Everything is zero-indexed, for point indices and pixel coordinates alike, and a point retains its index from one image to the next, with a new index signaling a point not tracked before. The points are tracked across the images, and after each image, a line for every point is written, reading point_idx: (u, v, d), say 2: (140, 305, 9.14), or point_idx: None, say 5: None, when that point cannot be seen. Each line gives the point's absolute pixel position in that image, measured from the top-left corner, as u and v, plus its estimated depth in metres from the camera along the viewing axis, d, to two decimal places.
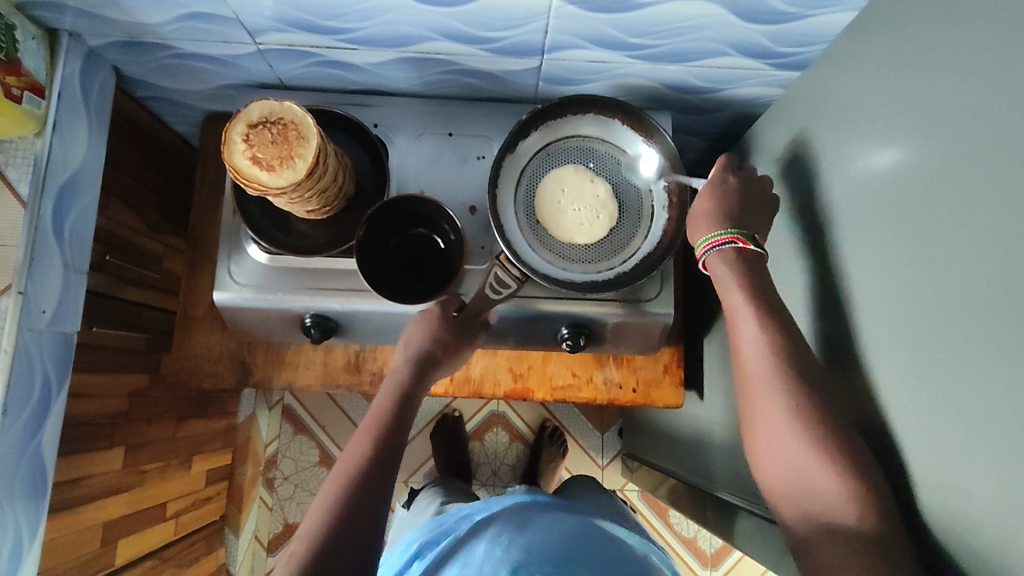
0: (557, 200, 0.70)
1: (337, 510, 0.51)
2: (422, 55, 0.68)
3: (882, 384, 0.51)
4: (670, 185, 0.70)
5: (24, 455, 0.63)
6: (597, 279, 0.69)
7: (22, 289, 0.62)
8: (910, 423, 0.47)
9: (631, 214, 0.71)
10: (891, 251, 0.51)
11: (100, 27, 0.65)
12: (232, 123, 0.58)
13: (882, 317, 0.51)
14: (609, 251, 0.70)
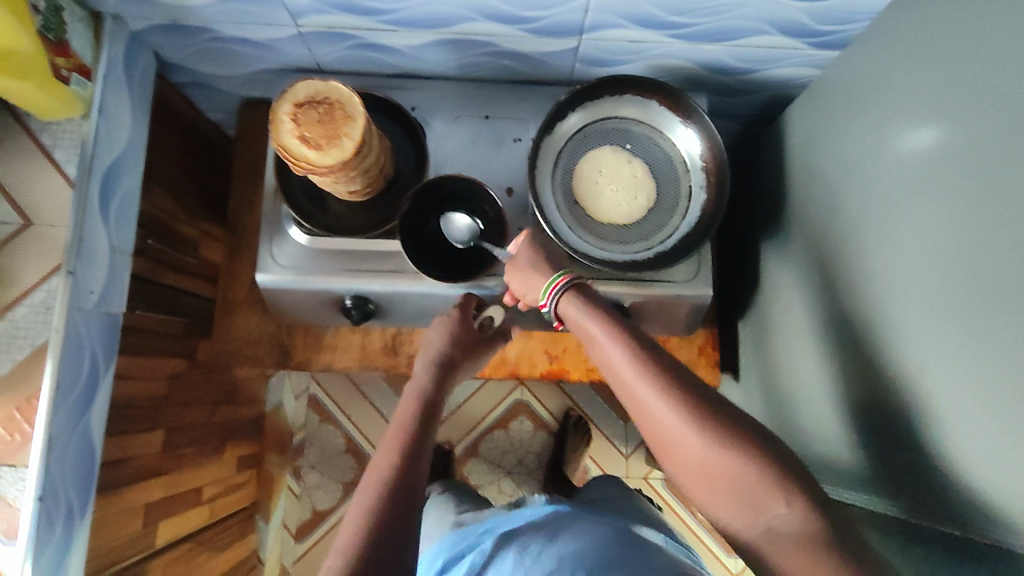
0: (595, 182, 0.70)
1: (376, 512, 0.52)
2: (461, 36, 0.68)
3: (929, 358, 0.50)
4: (709, 164, 0.69)
5: (73, 433, 0.64)
6: (636, 260, 0.69)
7: (71, 269, 0.63)
8: (961, 398, 0.47)
9: (670, 193, 0.71)
10: (937, 225, 0.50)
11: (144, 11, 0.65)
12: (279, 103, 0.59)
13: (927, 292, 0.51)
14: (649, 232, 0.70)
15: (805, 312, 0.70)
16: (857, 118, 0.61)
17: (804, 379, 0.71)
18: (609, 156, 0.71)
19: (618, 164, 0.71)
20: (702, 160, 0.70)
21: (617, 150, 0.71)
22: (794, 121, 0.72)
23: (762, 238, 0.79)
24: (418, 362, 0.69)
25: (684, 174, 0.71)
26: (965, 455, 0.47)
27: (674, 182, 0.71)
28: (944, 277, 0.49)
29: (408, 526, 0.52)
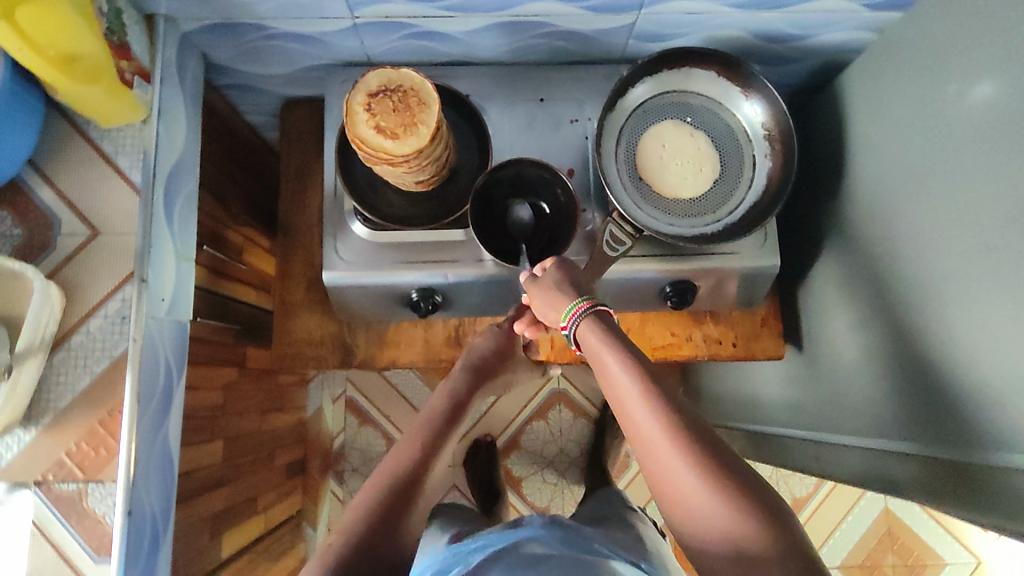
0: (659, 157, 0.71)
1: (383, 493, 0.55)
2: (518, 18, 0.68)
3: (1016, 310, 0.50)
4: (772, 133, 0.70)
5: (153, 444, 0.62)
6: (705, 232, 0.69)
7: (144, 278, 0.61)
8: None
9: (734, 164, 0.71)
10: (1014, 178, 0.50)
11: (196, 9, 0.64)
12: (353, 94, 0.58)
13: (1010, 244, 0.51)
14: (713, 204, 0.70)
15: (865, 276, 0.70)
16: (917, 78, 0.62)
17: (864, 342, 0.71)
18: (672, 131, 0.71)
19: (683, 138, 0.71)
20: (765, 129, 0.70)
21: (680, 125, 0.71)
22: (852, 86, 0.72)
23: (818, 206, 0.79)
24: (457, 361, 0.76)
25: (746, 144, 0.71)
26: None
27: (737, 152, 0.71)
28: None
29: (405, 513, 0.54)
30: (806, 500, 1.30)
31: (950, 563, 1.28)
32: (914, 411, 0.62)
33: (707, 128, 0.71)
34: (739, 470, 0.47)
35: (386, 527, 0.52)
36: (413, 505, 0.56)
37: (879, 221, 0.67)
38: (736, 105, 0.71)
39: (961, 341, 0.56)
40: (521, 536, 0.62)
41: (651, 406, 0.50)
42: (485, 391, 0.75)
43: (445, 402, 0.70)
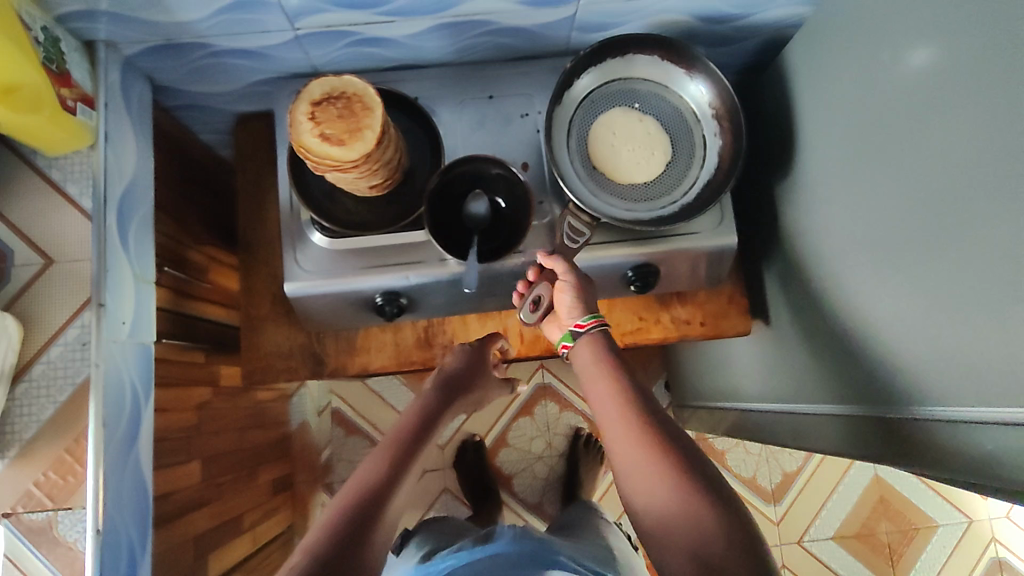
0: (608, 145, 0.71)
1: (349, 508, 0.61)
2: (459, 18, 0.68)
3: (952, 268, 0.51)
4: (719, 111, 0.71)
5: (125, 466, 0.63)
6: (669, 212, 0.70)
7: (101, 302, 0.62)
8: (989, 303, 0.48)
9: (685, 143, 0.72)
10: (942, 139, 0.51)
11: (136, 32, 0.64)
12: (297, 103, 0.58)
13: (945, 204, 0.52)
14: (671, 184, 0.71)
15: (821, 246, 0.71)
16: (850, 49, 0.62)
17: (825, 311, 0.72)
18: (619, 117, 0.71)
19: (632, 123, 0.72)
20: (712, 106, 0.71)
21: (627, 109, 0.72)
22: (794, 61, 0.73)
23: (773, 182, 0.80)
24: (430, 376, 0.80)
25: (693, 122, 0.72)
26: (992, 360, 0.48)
27: (686, 131, 0.72)
28: (957, 189, 0.50)
29: (374, 524, 0.60)
30: (796, 475, 1.31)
31: (942, 525, 1.29)
32: (872, 374, 0.64)
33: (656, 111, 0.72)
34: (707, 485, 0.53)
35: (355, 534, 0.58)
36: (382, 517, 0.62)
37: (828, 191, 0.68)
38: (678, 84, 0.72)
39: (908, 302, 0.57)
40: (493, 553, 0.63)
41: (632, 428, 0.57)
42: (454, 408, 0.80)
43: (412, 421, 0.75)
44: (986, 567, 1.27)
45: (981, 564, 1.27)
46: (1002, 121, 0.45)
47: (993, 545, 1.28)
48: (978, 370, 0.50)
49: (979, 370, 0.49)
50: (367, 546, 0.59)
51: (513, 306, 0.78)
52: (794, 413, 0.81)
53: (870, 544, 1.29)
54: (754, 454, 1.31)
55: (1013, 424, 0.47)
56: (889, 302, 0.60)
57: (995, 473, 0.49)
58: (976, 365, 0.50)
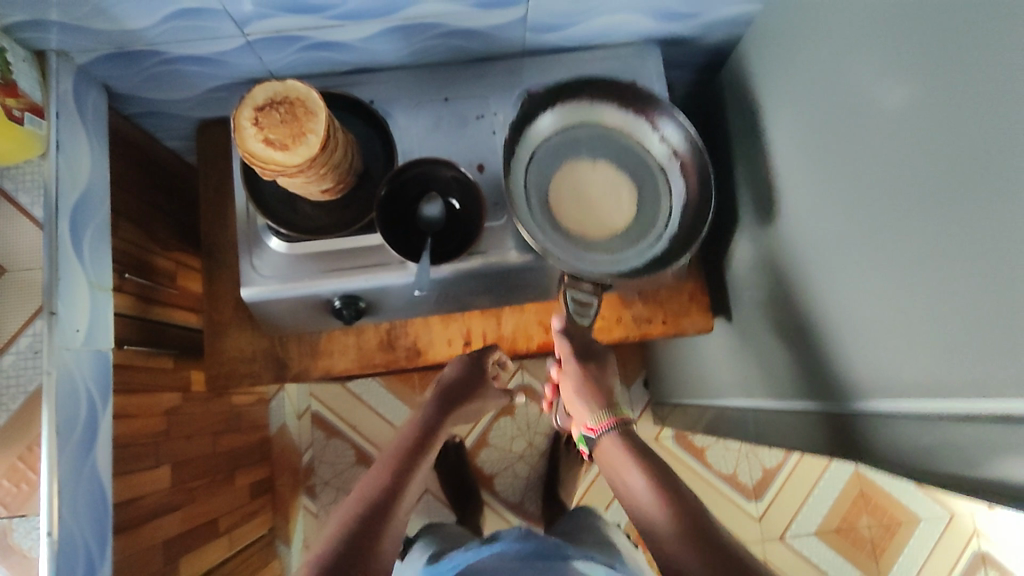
0: (569, 198, 0.71)
1: (353, 516, 0.62)
2: (409, 21, 0.68)
3: (897, 263, 0.51)
4: (685, 161, 0.70)
5: (83, 471, 0.64)
6: (649, 257, 0.70)
7: (52, 310, 0.62)
8: (933, 300, 0.48)
9: (652, 190, 0.71)
10: (884, 135, 0.51)
11: (87, 41, 0.65)
12: (240, 109, 0.58)
13: (889, 201, 0.51)
14: (643, 227, 0.71)
15: (778, 241, 0.71)
16: (797, 46, 0.62)
17: (783, 304, 0.72)
18: (570, 165, 0.71)
19: (584, 167, 0.71)
20: (678, 156, 0.71)
21: (577, 151, 0.72)
22: (749, 59, 0.73)
23: (734, 179, 0.80)
24: (432, 389, 0.80)
25: (658, 171, 0.72)
26: (942, 354, 0.48)
27: (651, 179, 0.72)
28: (898, 184, 0.50)
29: (376, 537, 0.60)
30: (775, 471, 1.30)
31: (923, 518, 1.29)
32: (827, 369, 0.64)
33: (608, 148, 0.72)
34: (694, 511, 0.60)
35: (356, 546, 0.58)
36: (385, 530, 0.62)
37: (783, 187, 0.68)
38: (641, 132, 0.72)
39: (858, 298, 0.57)
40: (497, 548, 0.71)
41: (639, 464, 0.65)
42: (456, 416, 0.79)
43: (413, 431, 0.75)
44: (968, 560, 1.27)
45: (963, 558, 1.27)
46: (934, 116, 0.45)
47: (975, 538, 1.28)
48: (927, 365, 0.49)
49: (928, 364, 0.49)
50: (371, 558, 0.59)
51: (473, 305, 0.79)
52: (759, 411, 0.81)
53: (852, 540, 1.28)
54: (734, 451, 1.31)
55: (965, 419, 0.47)
56: (840, 296, 0.60)
57: (950, 465, 0.49)
58: (924, 360, 0.50)
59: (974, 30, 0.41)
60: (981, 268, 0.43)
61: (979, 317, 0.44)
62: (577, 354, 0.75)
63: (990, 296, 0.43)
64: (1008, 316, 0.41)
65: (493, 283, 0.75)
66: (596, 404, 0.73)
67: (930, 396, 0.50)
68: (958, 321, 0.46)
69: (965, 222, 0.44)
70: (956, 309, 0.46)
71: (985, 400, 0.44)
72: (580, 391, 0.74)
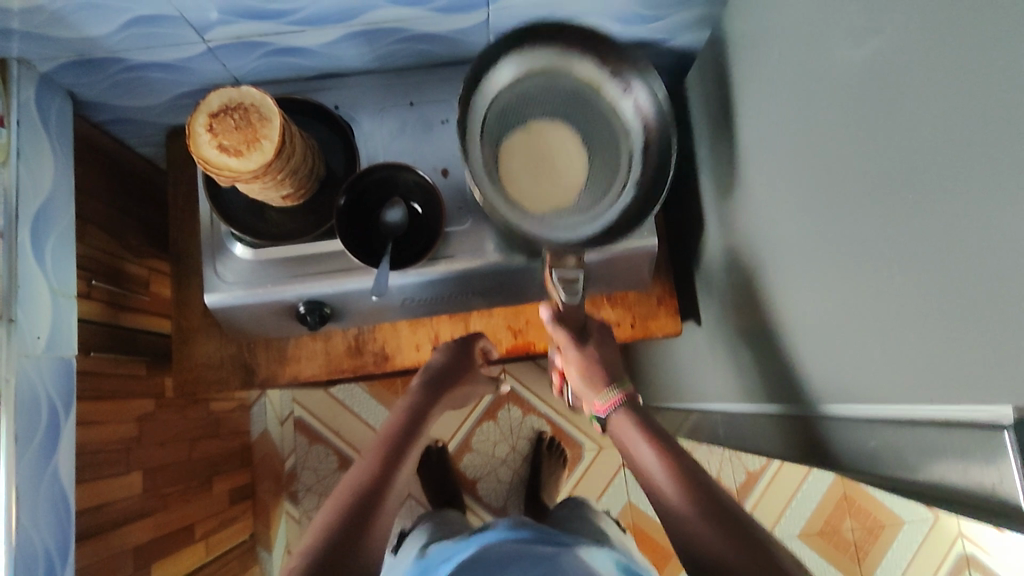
0: (580, 160, 0.63)
1: (342, 511, 0.60)
2: (370, 26, 0.68)
3: (840, 268, 0.51)
4: (650, 122, 0.63)
5: (42, 479, 0.64)
6: (623, 210, 0.63)
7: (11, 318, 0.63)
8: (871, 305, 0.47)
9: (604, 117, 0.64)
10: (824, 140, 0.51)
11: (48, 49, 0.65)
12: (194, 116, 0.58)
13: (831, 205, 0.51)
14: (609, 178, 0.63)
15: (741, 244, 0.70)
16: (754, 48, 0.62)
17: (745, 306, 0.71)
18: (561, 201, 0.62)
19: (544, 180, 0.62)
20: (641, 117, 0.63)
21: (513, 185, 0.61)
22: (713, 59, 0.72)
23: (702, 181, 0.79)
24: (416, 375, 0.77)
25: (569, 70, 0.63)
26: (880, 359, 0.47)
27: (587, 89, 0.64)
28: (840, 186, 0.49)
29: (370, 530, 0.59)
30: (759, 474, 1.30)
31: (908, 521, 1.29)
32: (787, 372, 0.63)
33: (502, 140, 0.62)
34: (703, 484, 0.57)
35: (348, 544, 0.57)
36: (380, 522, 0.61)
37: (744, 189, 0.68)
38: (588, 68, 0.63)
39: (807, 301, 0.57)
40: (487, 538, 0.64)
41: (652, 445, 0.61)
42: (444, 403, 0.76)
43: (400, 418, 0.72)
44: (953, 563, 1.27)
45: (948, 560, 1.26)
46: (869, 119, 0.45)
47: (960, 541, 1.27)
48: (866, 371, 0.49)
49: (870, 370, 0.49)
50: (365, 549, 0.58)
51: (440, 309, 0.79)
52: (731, 414, 0.80)
53: (836, 542, 1.28)
54: (718, 454, 1.30)
55: (908, 424, 0.46)
56: (793, 300, 0.60)
57: (897, 470, 0.48)
58: (863, 365, 0.49)
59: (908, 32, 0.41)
60: (906, 274, 0.42)
61: (905, 325, 0.43)
62: (576, 340, 0.70)
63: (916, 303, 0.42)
64: (935, 325, 0.41)
65: (460, 287, 0.75)
66: (602, 381, 0.68)
67: (868, 402, 0.49)
68: (889, 329, 0.45)
69: (892, 228, 0.43)
70: (887, 316, 0.45)
71: (915, 407, 0.44)
72: (583, 367, 0.69)
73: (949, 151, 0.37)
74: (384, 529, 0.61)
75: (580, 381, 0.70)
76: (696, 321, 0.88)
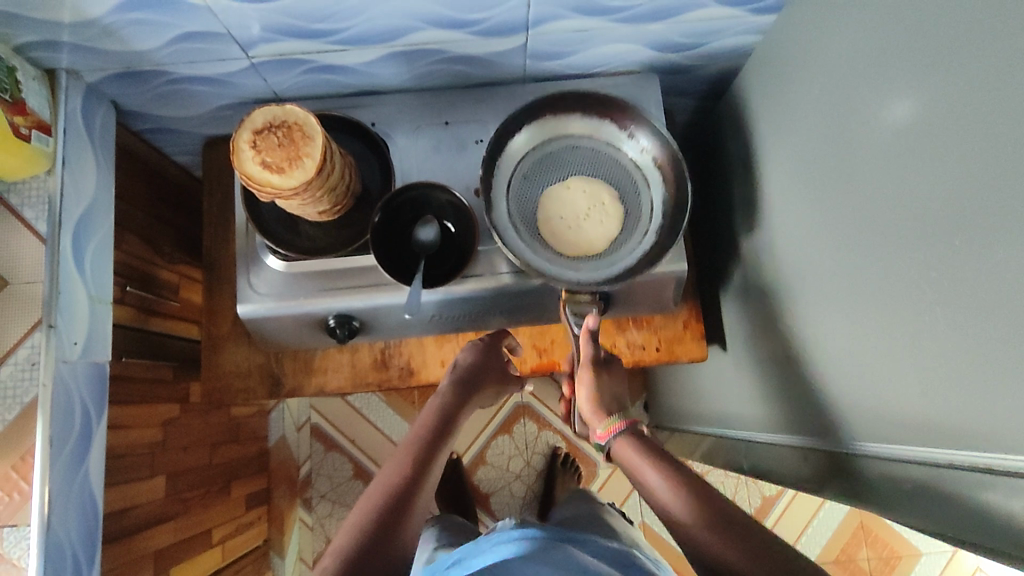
0: (602, 193, 0.70)
1: (375, 513, 0.60)
2: (410, 47, 0.69)
3: (879, 307, 0.51)
4: (665, 168, 0.69)
5: (73, 484, 0.65)
6: (643, 252, 0.69)
7: (51, 323, 0.64)
8: (914, 345, 0.47)
9: (609, 164, 0.71)
10: (871, 178, 0.51)
11: (96, 61, 0.66)
12: (239, 132, 0.60)
13: (873, 244, 0.51)
14: (632, 227, 0.70)
15: (772, 273, 0.71)
16: (793, 80, 0.62)
17: (774, 335, 0.72)
18: (587, 237, 0.69)
19: (575, 219, 0.70)
20: (654, 159, 0.70)
21: (549, 235, 0.69)
22: (750, 87, 0.73)
23: (733, 208, 0.79)
24: (444, 378, 0.77)
25: (560, 138, 0.71)
26: (922, 403, 0.47)
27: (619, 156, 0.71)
28: (881, 225, 0.50)
29: (395, 530, 0.59)
30: (776, 498, 1.29)
31: (925, 553, 1.27)
32: (818, 405, 0.63)
33: (565, 191, 0.70)
34: (696, 482, 0.59)
35: (376, 548, 0.57)
36: (407, 519, 0.61)
37: (776, 220, 0.68)
38: (604, 129, 0.71)
39: (845, 337, 0.57)
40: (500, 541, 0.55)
41: (651, 465, 0.62)
42: (474, 403, 0.76)
43: (433, 419, 0.72)
44: None
45: None
46: (916, 160, 0.45)
47: None
48: (909, 411, 0.49)
49: (911, 412, 0.49)
50: (390, 548, 0.58)
51: (467, 326, 0.80)
52: (753, 443, 0.80)
53: (851, 571, 1.27)
54: (734, 477, 1.29)
55: (947, 466, 0.46)
56: (828, 332, 0.60)
57: (936, 513, 0.48)
58: (905, 406, 0.49)
59: (962, 79, 0.41)
60: (955, 320, 0.43)
61: (955, 369, 0.43)
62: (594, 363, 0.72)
63: (963, 350, 0.42)
64: (984, 376, 0.41)
65: (487, 306, 0.76)
66: (606, 410, 0.70)
67: (915, 443, 0.49)
68: (935, 371, 0.45)
69: (938, 271, 0.44)
70: (933, 359, 0.45)
71: (962, 451, 0.44)
72: (595, 391, 0.70)
73: (1001, 197, 0.38)
74: (413, 526, 0.61)
75: (590, 410, 0.71)
76: (722, 347, 0.88)
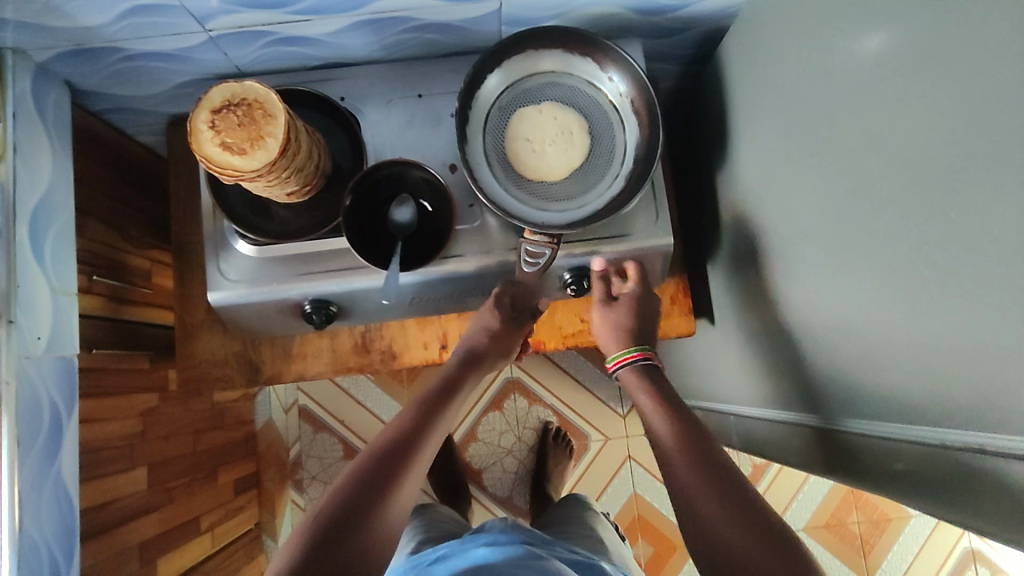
0: (577, 125, 0.68)
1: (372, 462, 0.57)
2: (378, 15, 0.65)
3: (872, 280, 0.49)
4: (636, 103, 0.68)
5: (46, 482, 0.63)
6: (612, 195, 0.68)
7: (11, 319, 0.62)
8: (911, 327, 0.45)
9: (590, 103, 0.69)
10: (862, 145, 0.48)
11: (44, 39, 0.62)
12: (196, 112, 0.56)
13: (865, 214, 0.49)
14: (602, 169, 0.69)
15: (759, 244, 0.69)
16: (778, 41, 0.59)
17: (763, 307, 0.70)
18: (560, 170, 0.68)
19: (543, 144, 0.68)
20: (629, 100, 0.68)
21: (521, 168, 0.68)
22: (734, 50, 0.69)
23: (719, 178, 0.77)
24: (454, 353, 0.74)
25: (537, 69, 0.68)
26: (920, 381, 0.46)
27: (589, 93, 0.69)
28: (874, 192, 0.47)
29: (395, 486, 0.56)
30: (766, 466, 1.29)
31: (914, 515, 1.29)
32: (808, 379, 0.62)
33: (536, 116, 0.68)
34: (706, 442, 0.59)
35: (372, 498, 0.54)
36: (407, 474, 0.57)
37: (763, 189, 0.66)
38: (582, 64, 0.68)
39: (836, 311, 0.55)
40: (480, 541, 0.64)
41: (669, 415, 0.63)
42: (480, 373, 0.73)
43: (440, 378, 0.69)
44: (959, 556, 1.27)
45: (953, 555, 1.26)
46: (910, 126, 0.43)
47: (965, 536, 1.27)
48: (905, 389, 0.48)
49: (908, 390, 0.47)
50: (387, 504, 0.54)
51: (449, 307, 0.78)
52: (743, 417, 0.79)
53: (841, 535, 1.28)
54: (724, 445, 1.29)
55: (947, 446, 0.45)
56: (819, 306, 0.58)
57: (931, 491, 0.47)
58: (901, 384, 0.48)
59: (962, 40, 0.38)
60: (952, 298, 0.41)
61: (953, 348, 0.42)
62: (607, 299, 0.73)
63: (964, 328, 0.40)
64: (985, 355, 0.39)
65: (468, 286, 0.73)
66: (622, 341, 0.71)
67: (913, 423, 0.48)
68: (932, 348, 0.44)
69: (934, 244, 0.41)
70: (928, 337, 0.44)
71: (962, 431, 0.43)
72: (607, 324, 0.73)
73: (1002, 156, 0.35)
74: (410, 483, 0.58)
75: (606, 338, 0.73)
76: (711, 320, 0.86)
